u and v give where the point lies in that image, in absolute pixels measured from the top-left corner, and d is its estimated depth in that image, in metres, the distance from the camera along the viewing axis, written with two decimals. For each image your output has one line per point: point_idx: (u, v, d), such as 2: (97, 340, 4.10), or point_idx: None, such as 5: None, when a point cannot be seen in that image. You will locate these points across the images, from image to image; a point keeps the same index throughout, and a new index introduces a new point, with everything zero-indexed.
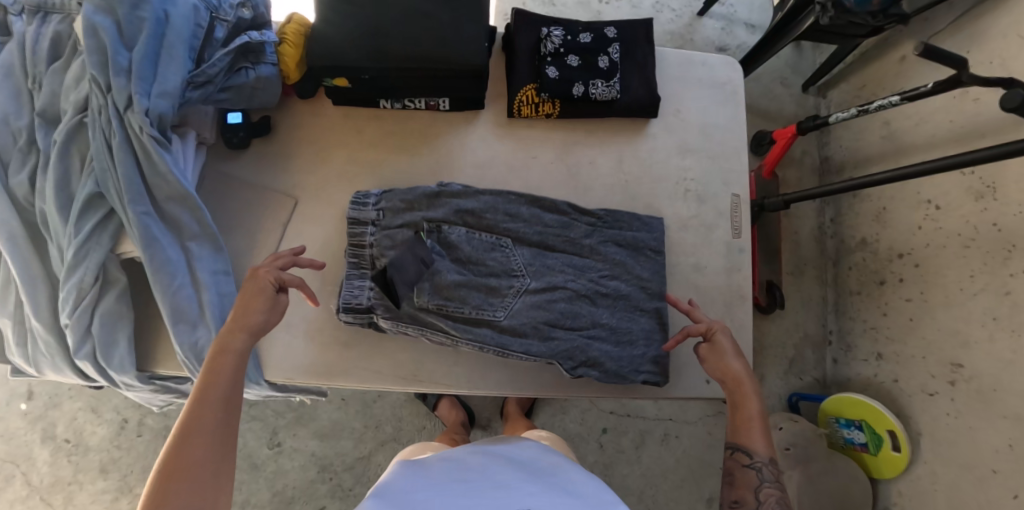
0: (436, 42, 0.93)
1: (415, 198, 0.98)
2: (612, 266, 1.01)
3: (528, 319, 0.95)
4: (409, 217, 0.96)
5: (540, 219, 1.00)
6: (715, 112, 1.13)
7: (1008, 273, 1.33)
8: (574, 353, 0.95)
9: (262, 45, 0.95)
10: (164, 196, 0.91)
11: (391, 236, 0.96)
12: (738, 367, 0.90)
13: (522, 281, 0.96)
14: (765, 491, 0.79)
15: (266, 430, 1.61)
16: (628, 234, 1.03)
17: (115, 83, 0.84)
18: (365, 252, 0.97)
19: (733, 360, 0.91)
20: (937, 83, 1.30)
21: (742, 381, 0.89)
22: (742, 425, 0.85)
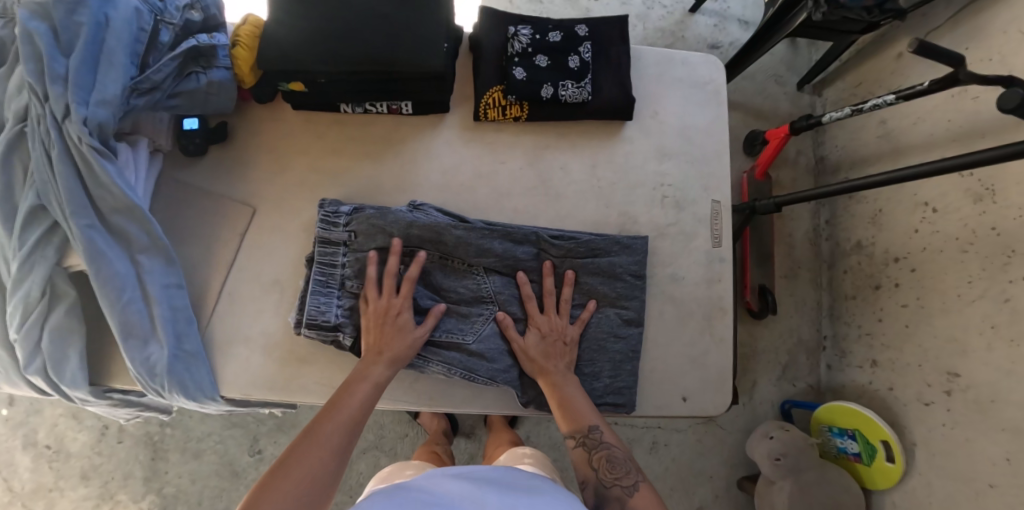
0: (393, 44, 0.88)
1: (391, 224, 0.92)
2: (584, 296, 0.97)
3: (497, 346, 0.93)
4: (383, 240, 0.92)
5: (512, 254, 0.94)
6: (695, 113, 1.08)
7: (1007, 280, 1.28)
8: (529, 388, 0.95)
9: (212, 49, 0.90)
10: (109, 208, 0.87)
11: (362, 261, 0.92)
12: (543, 360, 0.92)
13: (493, 309, 0.94)
14: (599, 458, 0.84)
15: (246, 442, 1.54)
16: (605, 260, 0.97)
17: (52, 91, 0.80)
18: (335, 271, 0.92)
19: (536, 356, 0.92)
20: (934, 83, 1.24)
21: (549, 371, 0.91)
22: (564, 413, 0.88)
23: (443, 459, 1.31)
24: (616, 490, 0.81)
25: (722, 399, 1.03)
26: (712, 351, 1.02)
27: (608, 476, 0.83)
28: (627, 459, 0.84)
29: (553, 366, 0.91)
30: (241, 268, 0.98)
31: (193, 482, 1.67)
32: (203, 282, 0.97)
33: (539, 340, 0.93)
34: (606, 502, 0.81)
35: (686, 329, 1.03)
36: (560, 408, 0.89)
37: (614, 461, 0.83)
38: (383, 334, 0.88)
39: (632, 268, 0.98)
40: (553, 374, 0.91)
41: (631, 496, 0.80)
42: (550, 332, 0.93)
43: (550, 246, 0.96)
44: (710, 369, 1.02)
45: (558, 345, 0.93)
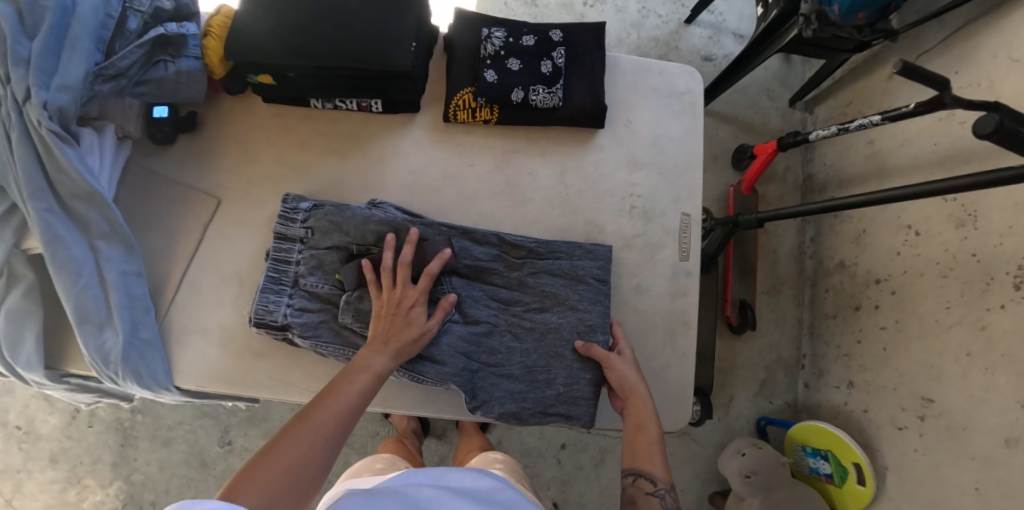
0: (360, 41, 0.88)
1: (347, 221, 0.92)
2: (542, 299, 0.95)
3: (448, 347, 0.91)
4: (339, 240, 0.92)
5: (470, 254, 0.95)
6: (670, 125, 1.08)
7: (984, 307, 1.26)
8: (480, 391, 0.91)
9: (182, 38, 0.90)
10: (69, 194, 0.86)
11: (318, 258, 0.92)
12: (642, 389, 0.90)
13: (447, 312, 0.93)
14: None
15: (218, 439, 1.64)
16: (566, 263, 0.97)
17: (13, 74, 0.80)
18: (289, 268, 0.93)
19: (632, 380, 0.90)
20: (919, 105, 1.23)
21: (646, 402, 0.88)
22: (649, 451, 0.83)
23: (411, 451, 1.33)
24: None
25: (682, 415, 1.02)
26: (674, 366, 1.01)
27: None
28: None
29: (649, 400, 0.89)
30: (202, 258, 0.98)
31: (162, 470, 1.68)
32: (164, 272, 0.97)
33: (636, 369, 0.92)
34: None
35: (649, 342, 1.02)
36: (648, 443, 0.84)
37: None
38: (393, 328, 0.85)
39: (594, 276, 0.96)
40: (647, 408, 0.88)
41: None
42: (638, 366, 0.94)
43: (512, 249, 0.96)
44: (670, 383, 1.01)
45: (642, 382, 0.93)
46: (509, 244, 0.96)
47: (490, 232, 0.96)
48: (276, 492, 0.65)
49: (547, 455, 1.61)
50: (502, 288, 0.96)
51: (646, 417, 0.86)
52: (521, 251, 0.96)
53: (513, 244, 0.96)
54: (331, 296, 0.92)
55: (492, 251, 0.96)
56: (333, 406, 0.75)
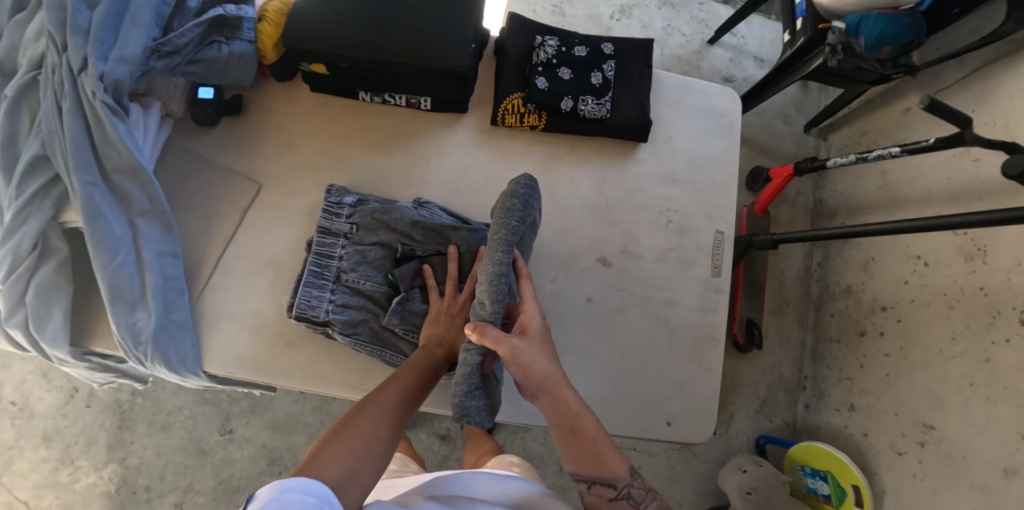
0: (419, 38, 0.88)
1: (394, 220, 0.94)
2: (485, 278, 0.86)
3: None
4: (384, 237, 0.94)
5: None
6: (707, 143, 1.10)
7: (989, 339, 1.30)
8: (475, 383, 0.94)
9: (239, 20, 0.90)
10: (114, 168, 0.85)
11: (362, 253, 0.94)
12: (554, 370, 0.73)
13: None
14: None
15: (221, 419, 1.66)
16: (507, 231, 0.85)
17: (71, 43, 0.79)
18: (331, 263, 0.93)
19: (539, 367, 0.72)
20: (940, 140, 1.31)
21: (568, 389, 0.73)
22: (597, 453, 0.71)
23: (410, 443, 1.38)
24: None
25: (705, 429, 1.02)
26: (699, 379, 1.03)
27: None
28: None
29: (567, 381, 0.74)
30: (238, 243, 0.96)
31: (159, 455, 1.66)
32: (197, 254, 0.96)
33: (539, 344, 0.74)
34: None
35: (677, 355, 1.03)
36: (591, 443, 0.71)
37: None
38: (451, 333, 0.87)
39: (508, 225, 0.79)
40: (570, 398, 0.72)
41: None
42: (541, 330, 0.76)
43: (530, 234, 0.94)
44: (695, 396, 1.02)
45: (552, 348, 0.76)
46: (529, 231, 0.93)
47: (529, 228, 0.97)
48: (355, 465, 0.64)
49: (549, 461, 1.62)
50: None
51: (576, 412, 0.71)
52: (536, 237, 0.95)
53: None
54: (373, 294, 0.93)
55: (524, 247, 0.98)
56: (395, 391, 0.75)
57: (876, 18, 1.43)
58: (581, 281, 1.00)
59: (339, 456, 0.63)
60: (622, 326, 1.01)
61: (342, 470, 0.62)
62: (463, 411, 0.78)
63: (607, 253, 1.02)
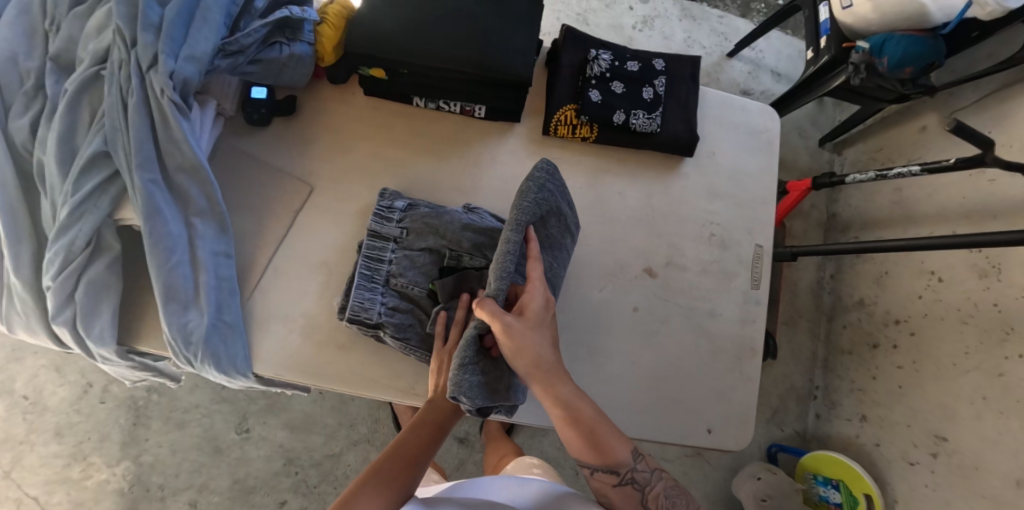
0: (482, 48, 0.89)
1: (444, 225, 0.94)
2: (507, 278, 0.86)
3: None
4: (433, 242, 0.94)
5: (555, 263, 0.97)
6: (748, 159, 1.12)
7: (1002, 355, 1.35)
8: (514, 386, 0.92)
9: (301, 22, 0.91)
10: (175, 166, 0.85)
11: (411, 258, 0.94)
12: (549, 360, 0.74)
13: None
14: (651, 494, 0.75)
15: (237, 415, 1.65)
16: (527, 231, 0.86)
17: (142, 39, 0.80)
18: (382, 267, 0.93)
19: (532, 355, 0.73)
20: (960, 159, 1.35)
21: (562, 380, 0.74)
22: (595, 442, 0.73)
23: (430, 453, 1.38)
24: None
25: (743, 436, 1.05)
26: (739, 388, 1.05)
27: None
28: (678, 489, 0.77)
29: (563, 371, 0.74)
30: (290, 245, 0.97)
31: (173, 453, 1.64)
32: (249, 255, 0.96)
33: (535, 331, 0.74)
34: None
35: (717, 364, 1.05)
36: (587, 432, 0.73)
37: (671, 497, 0.76)
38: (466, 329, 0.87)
39: (523, 209, 0.81)
40: (565, 389, 0.73)
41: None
42: (543, 316, 0.76)
43: (575, 234, 0.93)
44: (733, 405, 1.05)
45: (551, 335, 0.77)
46: (575, 231, 0.93)
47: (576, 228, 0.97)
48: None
49: (567, 465, 1.64)
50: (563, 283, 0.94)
51: (571, 404, 0.72)
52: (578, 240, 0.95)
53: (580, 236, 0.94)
54: (421, 299, 0.93)
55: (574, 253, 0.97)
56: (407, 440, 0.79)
57: (899, 39, 1.45)
58: (627, 291, 1.02)
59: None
60: (666, 335, 1.03)
61: None
62: (457, 383, 0.75)
63: (652, 263, 1.04)
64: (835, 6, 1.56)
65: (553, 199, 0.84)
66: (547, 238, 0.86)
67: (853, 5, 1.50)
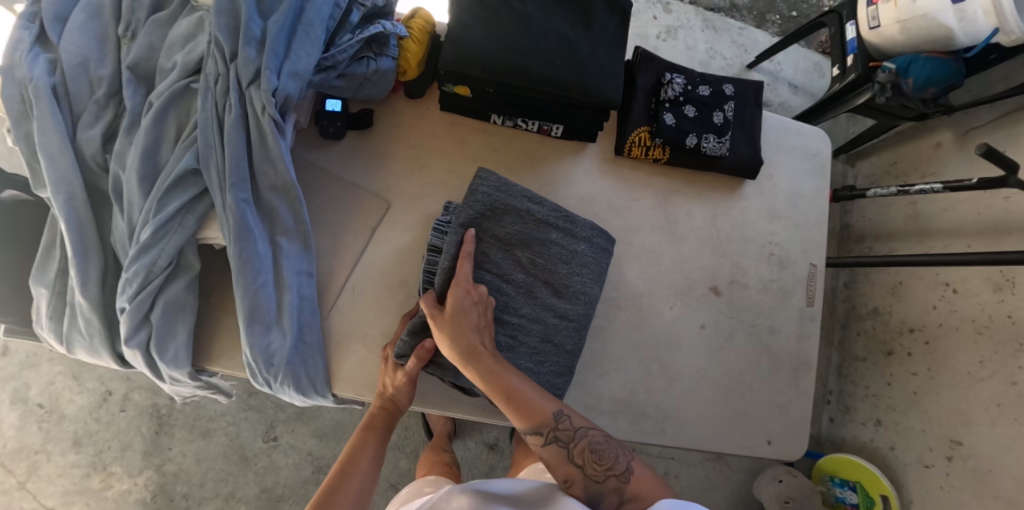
0: (572, 70, 0.90)
1: (492, 233, 0.90)
2: (502, 271, 0.91)
3: (557, 343, 0.93)
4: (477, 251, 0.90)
5: (597, 266, 0.96)
6: (803, 182, 1.16)
7: (1016, 365, 1.32)
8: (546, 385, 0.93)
9: (389, 37, 0.89)
10: (266, 184, 0.84)
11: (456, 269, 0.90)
12: (471, 339, 0.83)
13: (565, 318, 0.93)
14: (579, 447, 0.78)
15: (263, 422, 1.53)
16: (515, 227, 0.91)
17: (245, 53, 0.79)
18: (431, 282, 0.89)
19: (454, 339, 0.83)
20: (983, 181, 1.34)
21: (482, 355, 0.83)
22: (516, 404, 0.81)
23: (454, 471, 1.23)
24: (612, 483, 0.75)
25: (799, 447, 1.08)
26: (796, 401, 1.09)
27: (596, 469, 0.76)
28: (610, 442, 0.79)
29: (485, 349, 0.83)
30: (368, 261, 0.96)
31: (198, 463, 1.50)
32: (328, 273, 0.94)
33: (460, 317, 0.84)
34: (600, 499, 0.75)
35: (777, 379, 1.09)
36: (509, 399, 0.81)
37: (600, 451, 0.78)
38: None
39: (465, 213, 0.89)
40: (487, 363, 0.82)
41: (628, 484, 0.74)
42: (474, 304, 0.85)
43: (571, 228, 0.94)
44: (792, 417, 1.08)
45: (480, 317, 0.85)
46: (568, 223, 0.94)
47: (591, 226, 0.96)
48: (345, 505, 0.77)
49: None
50: (586, 281, 0.94)
51: (491, 376, 0.81)
52: (586, 236, 0.95)
53: (587, 232, 0.95)
54: None
55: (605, 260, 0.98)
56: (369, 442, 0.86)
57: (925, 61, 1.36)
58: (696, 309, 1.06)
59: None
60: (730, 352, 1.07)
61: None
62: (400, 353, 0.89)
63: (717, 282, 1.08)
64: (862, 25, 1.47)
65: (495, 197, 0.90)
66: (515, 235, 0.91)
67: (881, 25, 1.41)
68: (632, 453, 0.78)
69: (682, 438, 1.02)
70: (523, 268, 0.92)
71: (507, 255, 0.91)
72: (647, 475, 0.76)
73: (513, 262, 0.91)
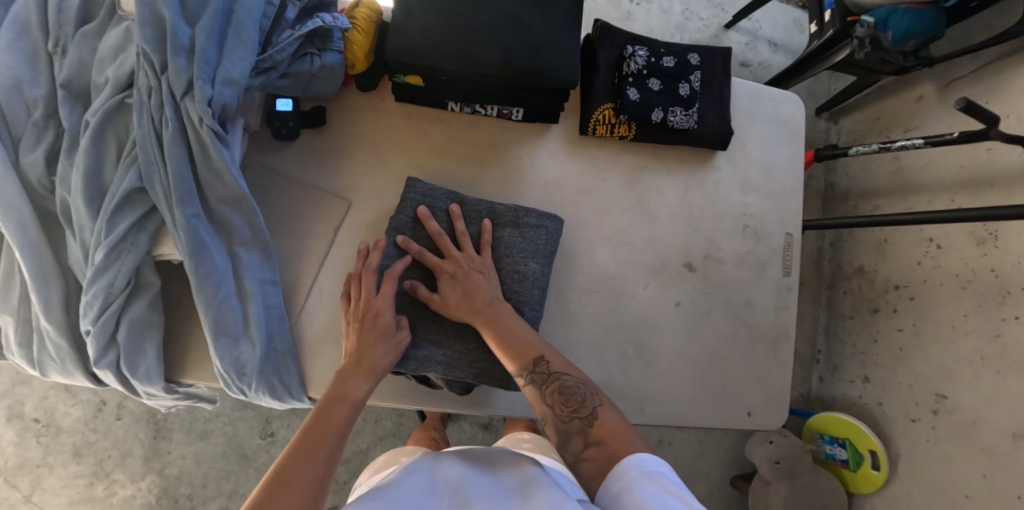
0: (524, 51, 0.87)
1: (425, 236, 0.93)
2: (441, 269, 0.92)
3: None
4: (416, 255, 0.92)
5: (541, 250, 0.95)
6: (777, 151, 1.14)
7: (1000, 317, 1.30)
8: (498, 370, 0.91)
9: (332, 30, 0.86)
10: (216, 197, 0.82)
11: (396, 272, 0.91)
12: (468, 300, 0.87)
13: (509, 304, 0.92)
14: (552, 389, 0.79)
15: (258, 420, 1.54)
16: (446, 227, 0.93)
17: (175, 63, 0.76)
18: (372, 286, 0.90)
19: (455, 306, 0.87)
20: (964, 134, 1.29)
21: (478, 310, 0.86)
22: (505, 348, 0.84)
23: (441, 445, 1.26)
24: (577, 424, 0.75)
25: (779, 417, 1.09)
26: (775, 373, 1.09)
27: (563, 410, 0.77)
28: (583, 386, 0.79)
29: (482, 305, 0.87)
30: (333, 263, 0.95)
31: (199, 464, 1.51)
32: (293, 278, 0.93)
33: (454, 287, 0.88)
34: (566, 439, 0.75)
35: (756, 352, 1.09)
36: (500, 344, 0.84)
37: (570, 393, 0.78)
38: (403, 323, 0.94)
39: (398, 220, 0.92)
40: (486, 319, 0.86)
41: (592, 427, 0.74)
42: (463, 271, 0.89)
43: (499, 217, 0.95)
44: (772, 389, 1.09)
45: (480, 280, 0.89)
46: (495, 214, 0.95)
47: (515, 207, 0.95)
48: (312, 469, 0.69)
49: None
50: (518, 259, 0.93)
51: (487, 327, 0.85)
52: (511, 218, 0.95)
53: (510, 214, 0.94)
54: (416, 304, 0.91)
55: (552, 240, 0.96)
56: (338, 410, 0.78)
57: (904, 13, 1.31)
58: (670, 288, 1.06)
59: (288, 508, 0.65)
60: (707, 328, 1.07)
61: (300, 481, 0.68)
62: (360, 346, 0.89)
63: (691, 258, 1.07)
64: None
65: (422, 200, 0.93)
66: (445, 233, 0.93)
67: None
68: (603, 397, 0.78)
69: (663, 417, 1.03)
70: None
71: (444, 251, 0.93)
72: (614, 419, 0.75)
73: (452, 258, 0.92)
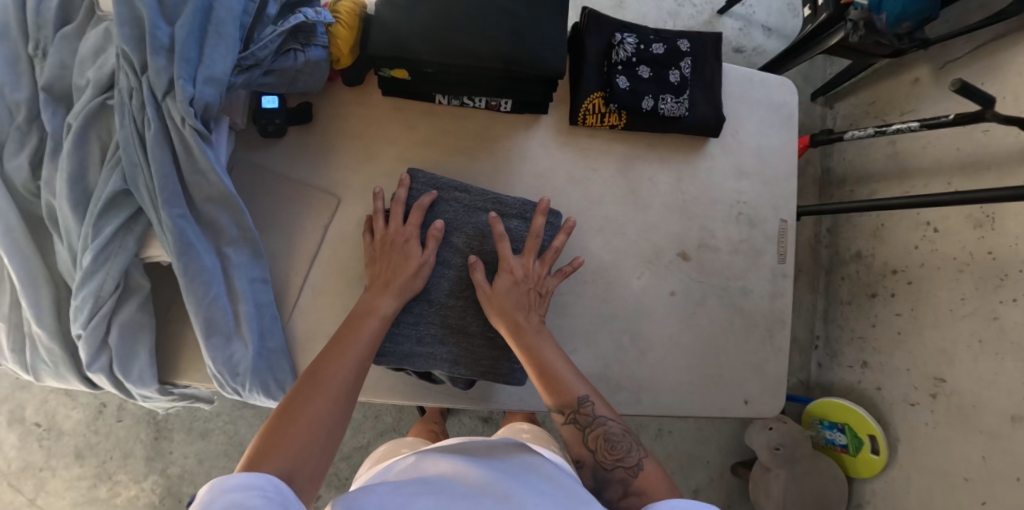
0: (510, 41, 0.86)
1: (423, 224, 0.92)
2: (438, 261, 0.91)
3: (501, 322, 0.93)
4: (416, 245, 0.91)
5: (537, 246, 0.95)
6: (770, 135, 1.13)
7: (997, 300, 1.30)
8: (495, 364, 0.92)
9: (315, 25, 0.85)
10: (202, 197, 0.82)
11: None
12: (518, 316, 0.86)
13: None
14: (595, 432, 0.78)
15: (259, 418, 1.54)
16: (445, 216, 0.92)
17: (155, 63, 0.76)
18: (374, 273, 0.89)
19: (500, 313, 0.87)
20: (959, 115, 1.27)
21: (524, 331, 0.85)
22: (549, 381, 0.81)
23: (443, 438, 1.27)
24: (620, 473, 0.75)
25: (776, 403, 1.09)
26: (772, 360, 1.09)
27: (607, 457, 0.77)
28: (627, 435, 0.78)
29: (529, 326, 0.86)
30: (324, 260, 0.94)
31: (201, 462, 1.52)
32: (284, 276, 0.93)
33: (509, 291, 0.88)
34: (606, 485, 0.75)
35: (752, 339, 1.09)
36: (542, 377, 0.82)
37: (613, 440, 0.77)
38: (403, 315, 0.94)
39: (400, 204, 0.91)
40: (530, 336, 0.85)
41: (635, 477, 0.74)
42: (522, 281, 0.89)
43: (502, 209, 0.94)
44: (769, 376, 1.09)
45: (530, 296, 0.88)
46: (498, 206, 0.94)
47: (521, 201, 0.95)
48: (339, 379, 0.73)
49: None
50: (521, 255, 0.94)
51: (535, 348, 0.84)
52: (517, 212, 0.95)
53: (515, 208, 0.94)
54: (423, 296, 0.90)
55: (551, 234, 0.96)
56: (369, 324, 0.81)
57: None
58: (664, 277, 1.05)
59: (316, 420, 0.67)
60: (702, 317, 1.06)
61: (325, 397, 0.70)
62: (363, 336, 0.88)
63: (685, 247, 1.07)
64: None
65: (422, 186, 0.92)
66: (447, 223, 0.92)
67: None
68: (646, 448, 0.77)
69: (660, 406, 1.03)
70: (462, 253, 0.92)
71: (446, 242, 0.92)
72: (657, 472, 0.75)
73: (452, 249, 0.92)
